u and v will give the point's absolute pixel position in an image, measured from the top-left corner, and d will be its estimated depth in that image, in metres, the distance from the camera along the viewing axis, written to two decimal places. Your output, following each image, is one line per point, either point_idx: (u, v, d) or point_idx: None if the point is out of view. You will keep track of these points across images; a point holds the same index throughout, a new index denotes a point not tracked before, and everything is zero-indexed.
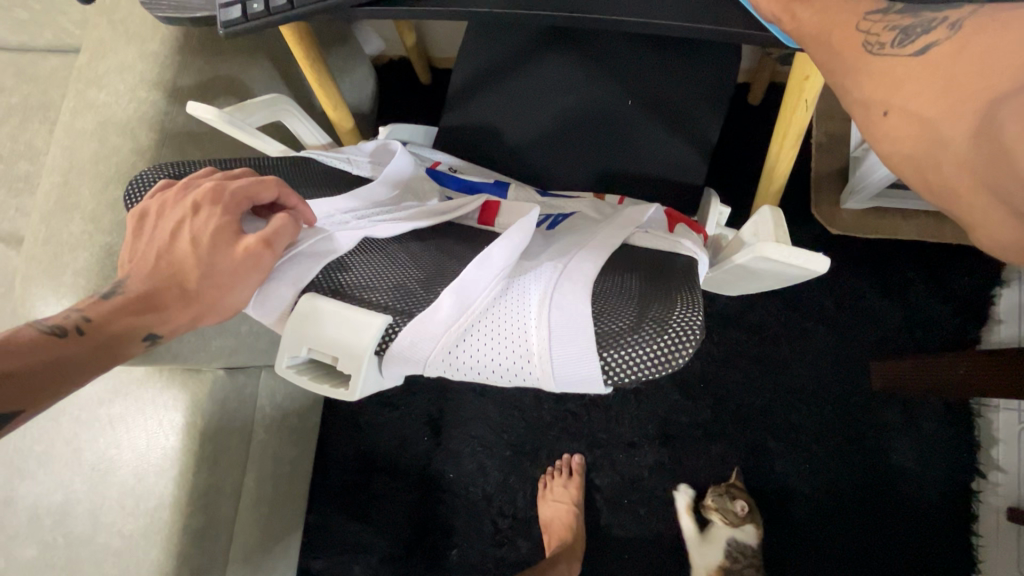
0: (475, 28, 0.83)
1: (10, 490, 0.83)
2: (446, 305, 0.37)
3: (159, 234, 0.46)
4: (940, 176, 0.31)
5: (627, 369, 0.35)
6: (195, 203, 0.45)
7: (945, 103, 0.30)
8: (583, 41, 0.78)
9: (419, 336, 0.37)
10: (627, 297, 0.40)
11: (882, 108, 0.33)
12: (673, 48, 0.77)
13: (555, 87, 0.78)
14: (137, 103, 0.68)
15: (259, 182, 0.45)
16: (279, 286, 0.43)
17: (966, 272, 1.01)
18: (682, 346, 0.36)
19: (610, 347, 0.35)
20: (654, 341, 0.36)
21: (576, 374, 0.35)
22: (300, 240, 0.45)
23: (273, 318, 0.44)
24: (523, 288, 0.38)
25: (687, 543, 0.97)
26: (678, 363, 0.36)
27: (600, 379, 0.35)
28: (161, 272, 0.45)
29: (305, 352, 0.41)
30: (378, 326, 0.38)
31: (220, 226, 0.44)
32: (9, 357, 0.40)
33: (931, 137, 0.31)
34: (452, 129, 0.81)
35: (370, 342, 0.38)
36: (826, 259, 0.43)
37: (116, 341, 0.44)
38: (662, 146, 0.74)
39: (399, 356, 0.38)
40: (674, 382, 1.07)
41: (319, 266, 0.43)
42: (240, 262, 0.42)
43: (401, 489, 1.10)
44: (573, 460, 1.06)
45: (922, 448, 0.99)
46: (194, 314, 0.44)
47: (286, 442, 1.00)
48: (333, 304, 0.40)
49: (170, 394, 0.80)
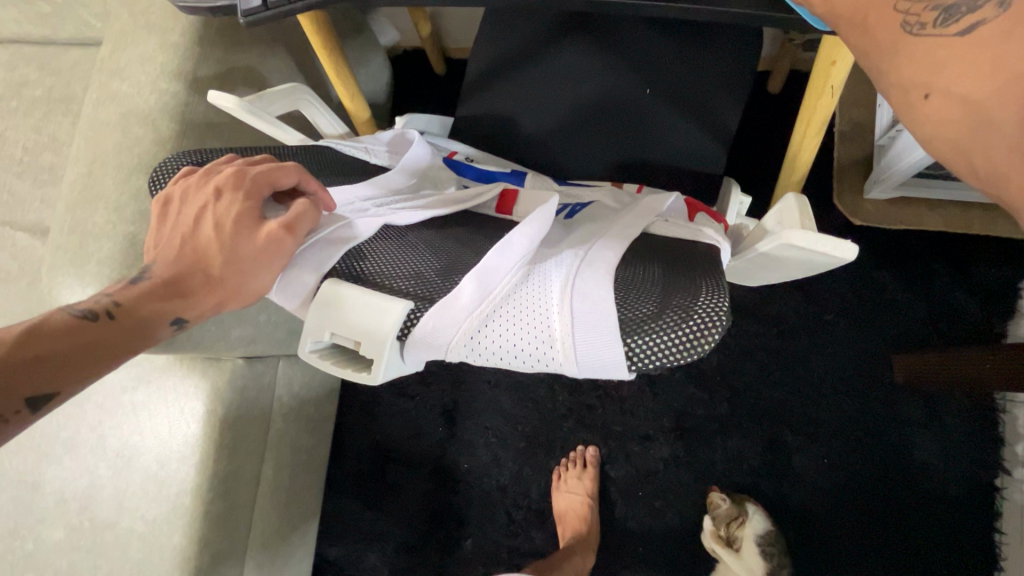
0: (492, 17, 0.83)
1: (38, 474, 0.86)
2: (468, 291, 0.37)
3: (182, 219, 0.46)
4: (987, 163, 0.30)
5: (652, 356, 0.35)
6: (217, 189, 0.45)
7: (994, 84, 0.29)
8: (600, 29, 0.77)
9: (441, 322, 0.37)
10: (649, 285, 0.40)
11: (923, 91, 0.32)
12: (692, 33, 0.75)
13: (571, 75, 0.77)
14: (158, 94, 0.69)
15: (279, 168, 0.46)
16: (301, 271, 0.43)
17: (993, 265, 0.99)
18: (707, 333, 0.35)
19: (634, 334, 0.35)
20: (678, 328, 0.35)
21: (599, 360, 0.35)
22: (320, 226, 0.45)
23: (295, 303, 0.44)
24: (544, 275, 0.37)
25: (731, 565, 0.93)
26: (703, 350, 0.35)
27: (624, 365, 0.35)
28: (186, 257, 0.46)
29: (328, 336, 0.42)
30: (399, 312, 0.38)
31: (241, 211, 0.44)
32: (42, 340, 0.41)
33: (978, 120, 0.30)
34: (468, 119, 0.81)
35: (392, 327, 0.38)
36: (854, 246, 0.42)
37: (145, 326, 0.44)
38: (681, 135, 0.73)
39: (420, 342, 0.38)
40: (690, 374, 1.06)
41: (340, 252, 0.44)
42: (262, 248, 0.43)
43: (416, 479, 1.11)
44: (588, 452, 1.06)
45: (945, 444, 0.97)
46: (219, 299, 0.45)
47: (304, 430, 1.01)
48: (355, 290, 0.40)
49: (191, 382, 0.82)
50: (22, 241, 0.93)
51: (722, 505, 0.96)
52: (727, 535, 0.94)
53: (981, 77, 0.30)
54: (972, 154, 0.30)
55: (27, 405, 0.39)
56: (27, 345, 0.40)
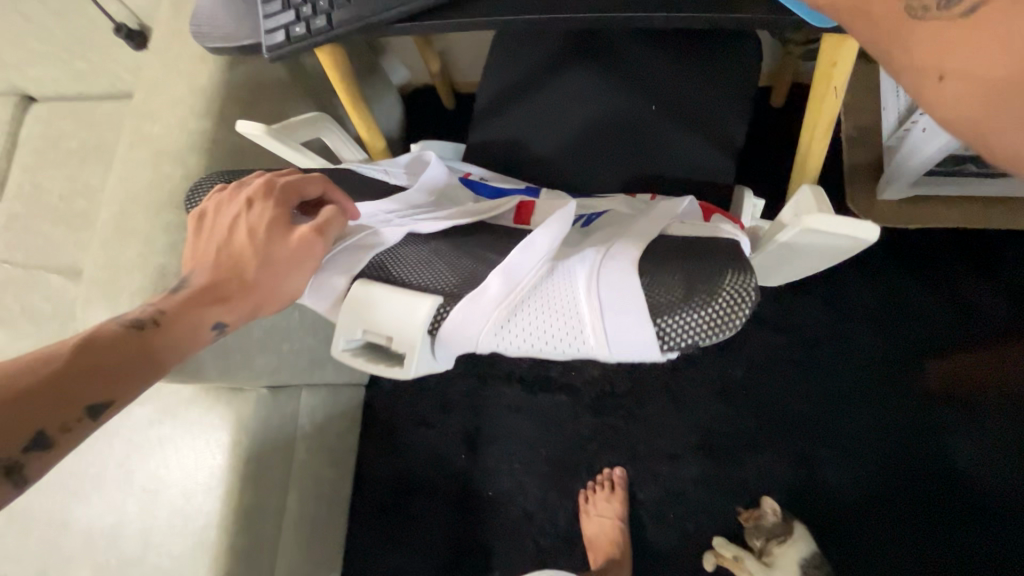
0: (499, 48, 0.87)
1: (66, 514, 0.86)
2: (495, 286, 0.37)
3: (218, 230, 0.48)
4: (1003, 141, 0.30)
5: (682, 336, 0.36)
6: (249, 199, 0.47)
7: (1011, 65, 0.29)
8: (603, 55, 0.81)
9: (472, 315, 0.38)
10: (674, 265, 0.39)
11: (936, 73, 0.32)
12: (694, 53, 0.78)
13: (577, 99, 0.80)
14: (186, 134, 0.73)
15: (307, 178, 0.48)
16: (331, 275, 0.46)
17: (1015, 263, 0.97)
18: (739, 308, 0.36)
19: (664, 315, 0.35)
20: (707, 308, 0.36)
21: (630, 342, 0.36)
22: (347, 234, 0.47)
23: (327, 304, 0.47)
24: (569, 270, 0.38)
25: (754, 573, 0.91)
26: (735, 326, 0.36)
27: (655, 345, 0.36)
28: (222, 265, 0.47)
29: (360, 333, 0.43)
30: (429, 305, 0.39)
31: (274, 217, 0.46)
32: (92, 350, 0.41)
33: (995, 101, 0.29)
34: (480, 144, 0.83)
35: (422, 321, 0.39)
36: (874, 227, 0.42)
37: (189, 334, 0.46)
38: (689, 148, 0.75)
39: (452, 335, 0.39)
40: (715, 390, 1.04)
41: (368, 257, 0.45)
42: (295, 250, 0.44)
43: (441, 509, 1.09)
44: (614, 473, 1.04)
45: (986, 449, 0.93)
46: (256, 302, 0.46)
47: (327, 462, 1.01)
48: (385, 288, 0.41)
49: (215, 414, 0.82)
50: (55, 284, 0.96)
51: (769, 517, 0.93)
52: (760, 545, 0.92)
53: (993, 58, 0.29)
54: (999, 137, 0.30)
55: (87, 414, 0.39)
56: (81, 356, 0.41)
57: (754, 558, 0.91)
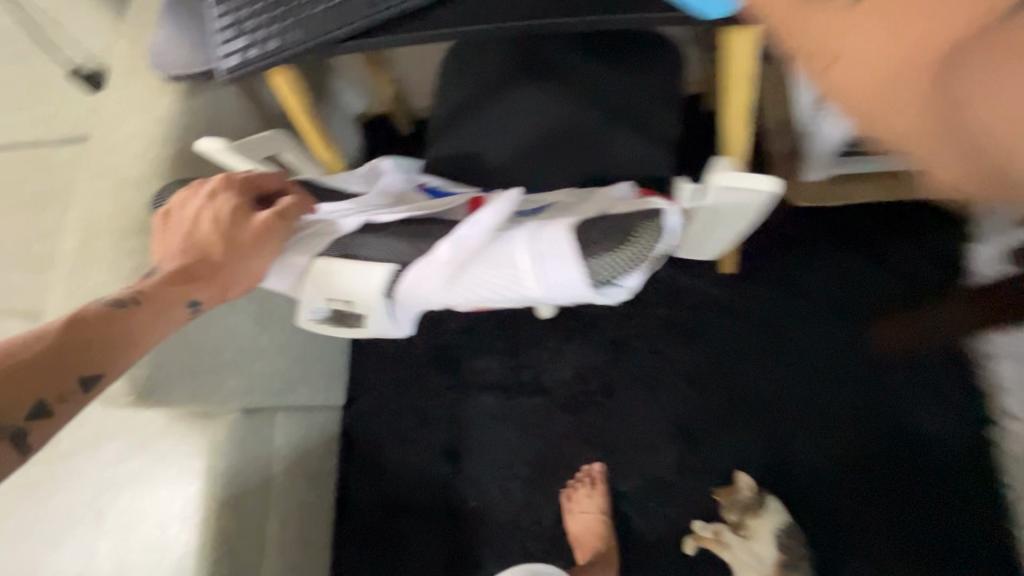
0: (448, 69, 0.92)
1: (36, 562, 0.83)
2: (444, 250, 0.44)
3: (182, 220, 0.55)
4: (894, 119, 0.27)
5: (603, 272, 0.42)
6: (212, 191, 0.55)
7: (913, 51, 0.25)
8: (543, 69, 0.87)
9: (425, 274, 0.45)
10: (598, 220, 0.45)
11: (828, 53, 0.27)
12: (626, 63, 0.85)
13: (524, 110, 0.86)
14: (146, 164, 0.75)
15: (266, 175, 0.58)
16: (295, 257, 0.52)
17: (941, 232, 1.06)
18: (645, 247, 0.42)
19: (586, 257, 0.42)
20: (621, 248, 0.42)
21: (560, 282, 0.42)
22: (306, 224, 0.54)
23: (290, 280, 0.55)
24: (508, 234, 0.45)
25: (734, 547, 0.94)
26: (644, 261, 0.42)
27: (582, 283, 0.42)
28: (190, 252, 0.54)
29: (324, 303, 0.50)
30: (384, 273, 0.47)
31: (235, 207, 0.54)
32: (78, 329, 0.48)
33: (889, 80, 0.26)
34: (437, 159, 0.88)
35: (380, 286, 0.47)
36: (777, 178, 0.49)
37: (164, 312, 0.52)
38: (629, 147, 0.81)
39: (410, 293, 0.46)
40: (682, 378, 1.08)
41: (327, 240, 0.51)
42: (258, 233, 0.53)
43: (427, 524, 1.09)
44: (595, 468, 1.06)
45: (940, 407, 0.98)
46: (222, 283, 0.53)
47: (307, 485, 1.00)
48: (346, 262, 0.48)
49: (187, 442, 0.83)
50: (17, 329, 0.95)
51: (743, 492, 0.97)
52: (736, 519, 0.95)
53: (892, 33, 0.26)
54: (949, 85, 0.25)
55: (81, 384, 0.46)
56: (70, 334, 0.48)
57: (733, 533, 0.95)
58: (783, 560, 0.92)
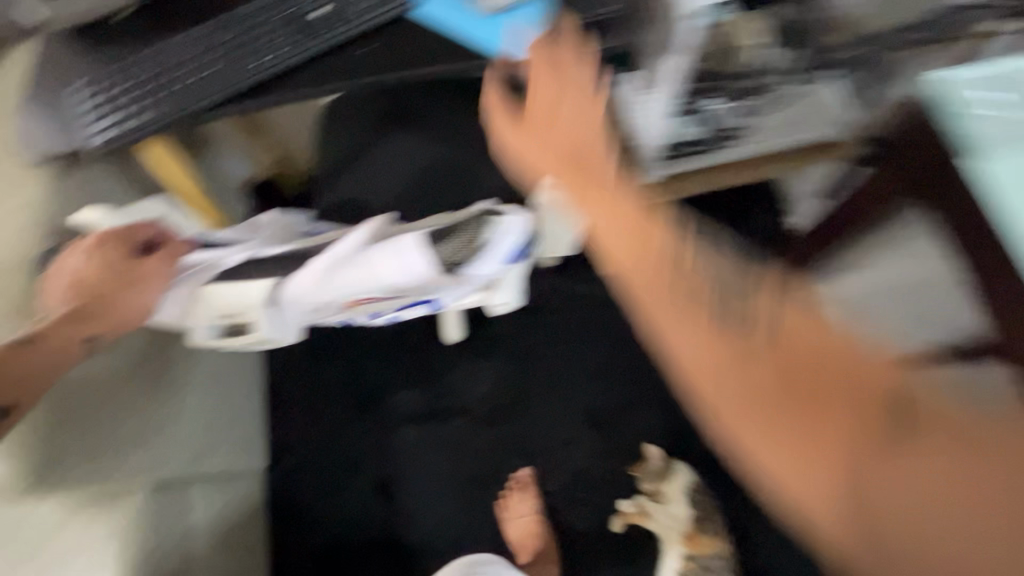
0: (325, 125, 1.00)
1: None
2: (321, 259, 0.65)
3: (68, 267, 0.67)
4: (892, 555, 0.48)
5: (438, 263, 0.64)
6: (96, 242, 0.67)
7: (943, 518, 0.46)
8: (410, 117, 0.96)
9: (304, 277, 0.66)
10: (436, 229, 0.66)
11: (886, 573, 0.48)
12: (482, 103, 0.97)
13: (400, 157, 0.95)
14: (19, 250, 0.75)
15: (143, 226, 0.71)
16: (186, 288, 0.70)
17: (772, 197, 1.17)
18: (471, 244, 0.66)
19: (427, 252, 0.63)
20: (452, 246, 0.65)
21: (407, 271, 0.64)
22: (196, 262, 0.71)
23: (174, 309, 0.71)
24: (369, 245, 0.66)
25: (654, 513, 1.04)
26: (470, 257, 0.66)
27: (424, 270, 0.64)
28: (82, 293, 0.66)
29: (213, 316, 0.71)
30: (261, 286, 0.68)
31: (118, 253, 0.68)
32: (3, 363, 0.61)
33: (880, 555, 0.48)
34: (325, 211, 0.96)
35: (257, 297, 0.69)
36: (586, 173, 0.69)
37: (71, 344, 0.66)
38: (495, 177, 0.94)
39: (294, 292, 0.67)
40: (585, 372, 1.16)
41: (211, 274, 0.69)
42: (145, 274, 0.68)
43: (371, 563, 1.12)
44: (522, 473, 1.13)
45: None
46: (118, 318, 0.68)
47: (234, 556, 0.98)
48: (228, 286, 0.69)
49: (93, 532, 0.78)
50: None
51: (654, 460, 1.08)
52: (652, 487, 1.06)
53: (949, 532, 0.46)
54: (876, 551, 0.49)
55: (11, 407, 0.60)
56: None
57: (652, 500, 1.05)
58: (695, 517, 1.03)
